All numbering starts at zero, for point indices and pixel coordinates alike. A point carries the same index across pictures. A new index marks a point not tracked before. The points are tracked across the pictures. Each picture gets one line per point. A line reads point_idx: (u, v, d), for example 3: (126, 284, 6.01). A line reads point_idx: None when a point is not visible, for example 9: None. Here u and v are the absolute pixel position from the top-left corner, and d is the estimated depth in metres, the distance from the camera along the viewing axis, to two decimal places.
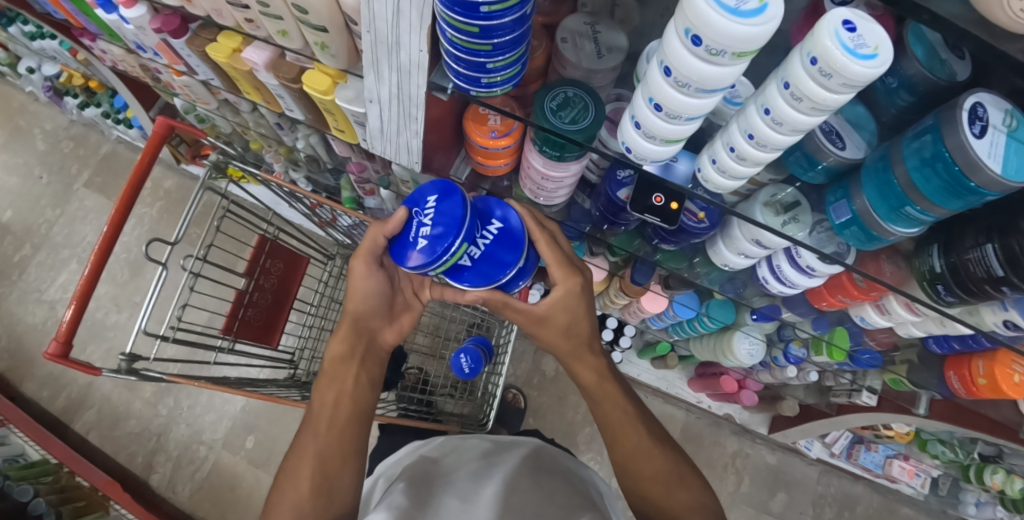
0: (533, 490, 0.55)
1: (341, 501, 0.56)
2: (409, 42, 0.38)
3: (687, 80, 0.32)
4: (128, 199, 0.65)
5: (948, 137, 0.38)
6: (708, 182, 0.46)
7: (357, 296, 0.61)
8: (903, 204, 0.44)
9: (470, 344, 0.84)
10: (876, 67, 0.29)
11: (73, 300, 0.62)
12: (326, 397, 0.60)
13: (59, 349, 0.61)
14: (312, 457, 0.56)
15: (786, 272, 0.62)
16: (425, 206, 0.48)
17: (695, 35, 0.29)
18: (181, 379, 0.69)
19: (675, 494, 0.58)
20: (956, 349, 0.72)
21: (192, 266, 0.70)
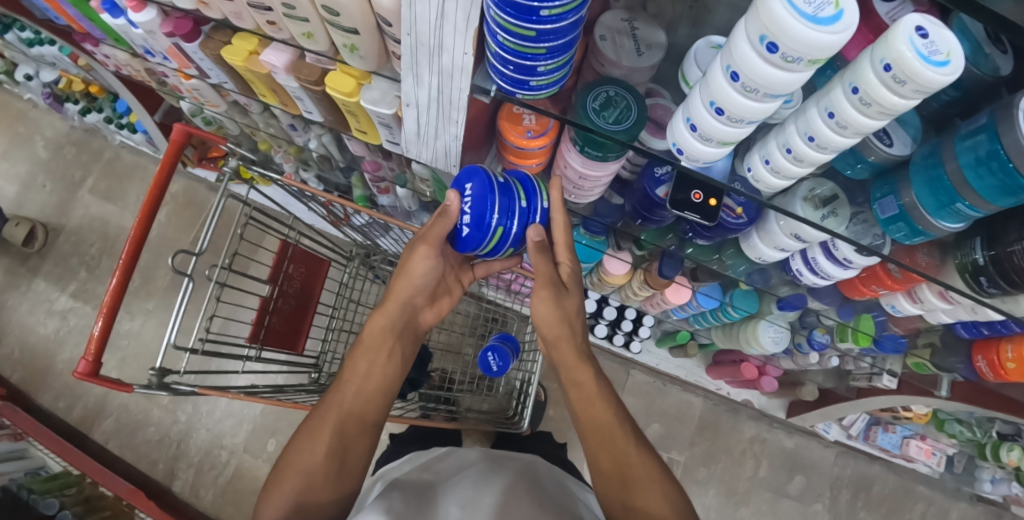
0: (532, 501, 0.53)
1: (353, 476, 0.53)
2: (452, 44, 0.37)
3: (755, 85, 0.33)
4: (149, 211, 0.64)
5: (1005, 135, 0.37)
6: (759, 181, 0.46)
7: (408, 279, 0.62)
8: (954, 201, 0.43)
9: (496, 342, 0.84)
10: (951, 75, 0.29)
11: (100, 315, 0.61)
12: (358, 367, 0.59)
13: (89, 367, 0.60)
14: (334, 422, 0.54)
15: (821, 264, 0.61)
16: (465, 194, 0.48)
17: (771, 42, 0.29)
18: (212, 390, 0.68)
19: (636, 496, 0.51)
20: (984, 334, 0.72)
21: (218, 276, 0.69)
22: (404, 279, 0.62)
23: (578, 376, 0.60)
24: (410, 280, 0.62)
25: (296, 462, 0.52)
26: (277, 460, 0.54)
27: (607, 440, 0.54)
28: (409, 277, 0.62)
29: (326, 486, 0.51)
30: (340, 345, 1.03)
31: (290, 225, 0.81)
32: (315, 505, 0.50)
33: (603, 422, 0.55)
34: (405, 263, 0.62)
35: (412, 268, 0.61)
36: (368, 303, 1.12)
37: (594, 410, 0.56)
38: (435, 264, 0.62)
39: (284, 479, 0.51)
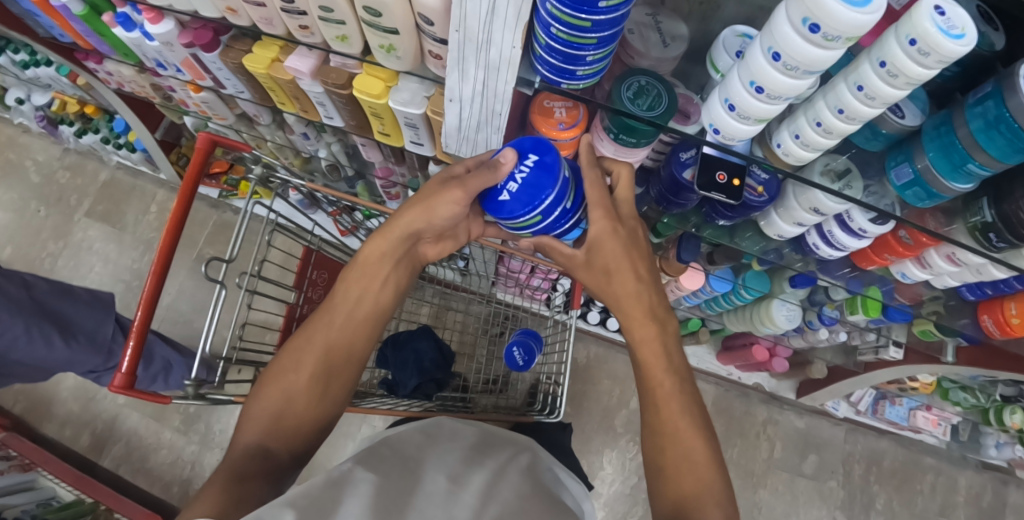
0: (523, 482, 0.45)
1: (332, 405, 0.54)
2: (502, 38, 0.38)
3: (796, 64, 0.35)
4: (178, 222, 0.64)
5: (1010, 100, 0.40)
6: (788, 155, 0.48)
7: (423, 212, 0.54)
8: (965, 163, 0.46)
9: (519, 336, 0.85)
10: (969, 45, 0.31)
11: (134, 329, 0.61)
12: (350, 293, 0.56)
13: (124, 381, 0.59)
14: (319, 347, 0.54)
15: (836, 237, 0.64)
16: (523, 159, 0.45)
17: (814, 23, 0.31)
18: (248, 398, 0.68)
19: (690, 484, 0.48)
20: (989, 294, 0.75)
21: (247, 284, 0.70)
22: (419, 213, 0.54)
23: (641, 349, 0.54)
24: (427, 213, 0.53)
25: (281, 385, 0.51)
26: (260, 376, 0.54)
27: (677, 446, 0.49)
28: (426, 210, 0.53)
29: (301, 410, 0.51)
30: None
31: (311, 233, 0.82)
32: (293, 429, 0.50)
33: (668, 418, 0.51)
34: (420, 194, 0.54)
35: (429, 205, 0.53)
36: None
37: (664, 405, 0.51)
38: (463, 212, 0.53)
39: (265, 398, 0.51)
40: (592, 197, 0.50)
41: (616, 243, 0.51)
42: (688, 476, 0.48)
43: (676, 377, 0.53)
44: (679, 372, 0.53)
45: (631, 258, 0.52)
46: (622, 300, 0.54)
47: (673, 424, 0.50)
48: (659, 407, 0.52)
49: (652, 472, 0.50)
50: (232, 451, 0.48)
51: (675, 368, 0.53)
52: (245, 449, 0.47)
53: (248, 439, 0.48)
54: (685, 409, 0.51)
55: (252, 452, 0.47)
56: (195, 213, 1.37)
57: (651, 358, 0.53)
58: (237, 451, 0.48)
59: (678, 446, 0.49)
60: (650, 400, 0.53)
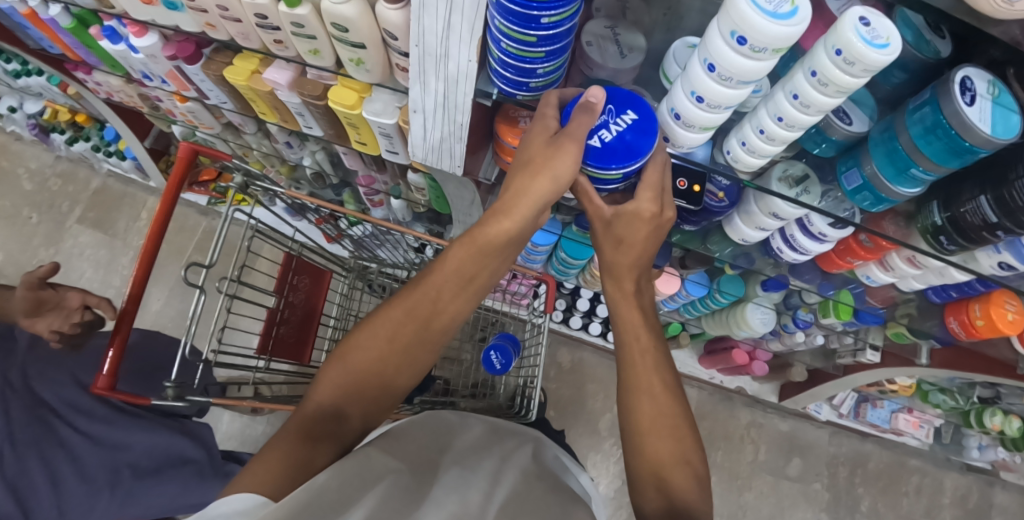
0: (533, 474, 0.46)
1: (404, 388, 0.51)
2: (458, 52, 0.40)
3: (729, 74, 0.37)
4: (158, 230, 0.66)
5: (945, 107, 0.42)
6: (737, 162, 0.50)
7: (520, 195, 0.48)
8: (909, 166, 0.48)
9: (498, 340, 0.87)
10: (891, 54, 0.33)
11: (116, 334, 0.65)
12: (463, 267, 0.50)
13: (108, 382, 0.63)
14: (417, 324, 0.50)
15: (799, 241, 0.66)
16: (621, 116, 0.45)
17: (741, 36, 0.34)
18: (224, 401, 0.71)
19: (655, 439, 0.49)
20: (954, 297, 0.77)
21: (228, 288, 0.72)
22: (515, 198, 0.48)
23: (622, 304, 0.56)
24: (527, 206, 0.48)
25: (363, 352, 0.49)
26: (345, 337, 0.51)
27: (652, 404, 0.51)
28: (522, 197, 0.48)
29: (382, 385, 0.49)
30: None
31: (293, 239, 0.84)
32: (364, 404, 0.48)
33: (643, 375, 0.53)
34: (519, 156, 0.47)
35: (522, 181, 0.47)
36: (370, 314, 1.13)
37: (640, 364, 0.53)
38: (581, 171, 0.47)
39: (353, 359, 0.49)
40: (650, 173, 0.48)
41: (646, 225, 0.51)
42: (663, 436, 0.49)
43: (652, 333, 0.55)
44: (654, 333, 0.56)
45: (651, 235, 0.52)
46: (618, 265, 0.55)
47: (647, 382, 0.52)
48: (636, 365, 0.53)
49: (627, 434, 0.51)
50: (304, 407, 0.46)
51: (651, 323, 0.56)
52: (319, 409, 0.46)
53: (325, 397, 0.47)
54: (658, 367, 0.53)
55: (324, 415, 0.46)
56: (185, 220, 1.39)
57: (632, 318, 0.55)
58: (308, 409, 0.46)
59: (651, 401, 0.51)
60: (627, 358, 0.54)
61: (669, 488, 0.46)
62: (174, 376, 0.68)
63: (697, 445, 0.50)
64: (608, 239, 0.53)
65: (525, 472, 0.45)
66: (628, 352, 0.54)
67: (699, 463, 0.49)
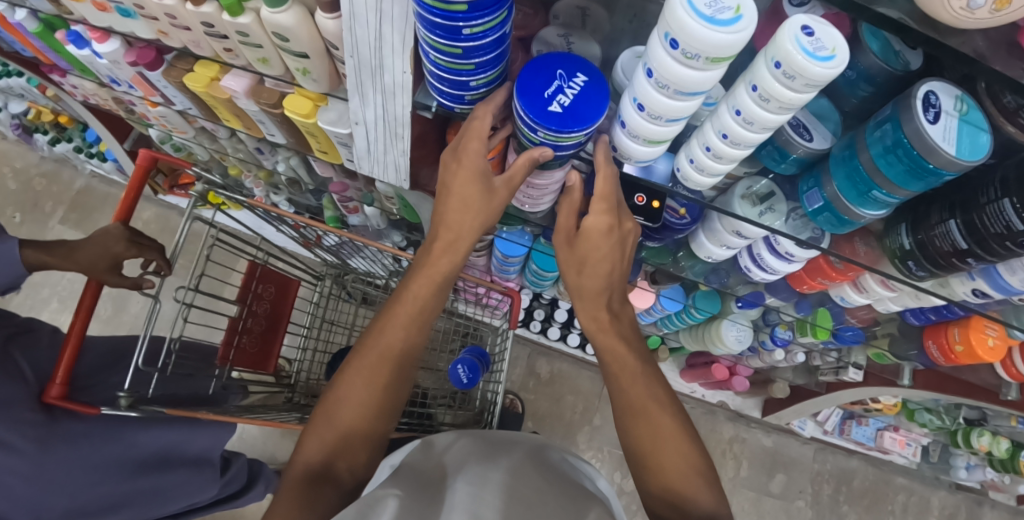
0: (550, 485, 0.42)
1: (389, 419, 0.50)
2: (392, 64, 0.39)
3: (666, 82, 0.32)
4: None
5: (905, 125, 0.37)
6: (687, 180, 0.47)
7: (460, 203, 0.48)
8: (870, 189, 0.42)
9: (466, 354, 0.86)
10: (835, 68, 0.29)
11: (68, 343, 0.61)
12: (423, 298, 0.52)
13: (60, 391, 0.61)
14: (389, 357, 0.50)
15: (766, 260, 0.62)
16: (574, 77, 0.39)
17: (673, 38, 0.29)
18: (181, 411, 0.68)
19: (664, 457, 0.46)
20: (933, 320, 0.73)
21: (184, 297, 0.71)
22: (458, 206, 0.48)
23: (599, 335, 0.52)
24: (484, 203, 0.47)
25: (343, 401, 0.48)
26: (325, 392, 0.50)
27: (649, 421, 0.47)
28: (466, 205, 0.48)
29: (370, 422, 0.49)
30: (316, 364, 1.07)
31: (257, 246, 0.83)
32: (353, 447, 0.48)
33: (638, 394, 0.49)
34: (448, 181, 0.47)
35: (461, 193, 0.47)
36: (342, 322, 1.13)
37: (631, 387, 0.49)
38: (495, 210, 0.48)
39: (334, 404, 0.49)
40: (599, 186, 0.44)
41: (605, 239, 0.48)
42: (668, 450, 0.46)
43: (637, 355, 0.51)
44: (637, 350, 0.52)
45: (612, 253, 0.49)
46: (584, 289, 0.51)
47: (640, 401, 0.48)
48: (626, 388, 0.49)
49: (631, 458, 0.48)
50: (295, 467, 0.46)
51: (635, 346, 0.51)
52: (307, 467, 0.46)
53: (310, 454, 0.46)
54: (649, 387, 0.49)
55: (315, 471, 0.45)
56: (167, 222, 1.39)
57: (611, 343, 0.51)
58: (298, 470, 0.46)
59: (648, 422, 0.47)
60: (619, 382, 0.50)
61: (683, 503, 0.44)
62: (127, 387, 0.66)
63: (705, 456, 0.47)
64: (571, 258, 0.50)
65: (535, 474, 0.43)
66: (618, 377, 0.50)
67: (709, 469, 0.46)
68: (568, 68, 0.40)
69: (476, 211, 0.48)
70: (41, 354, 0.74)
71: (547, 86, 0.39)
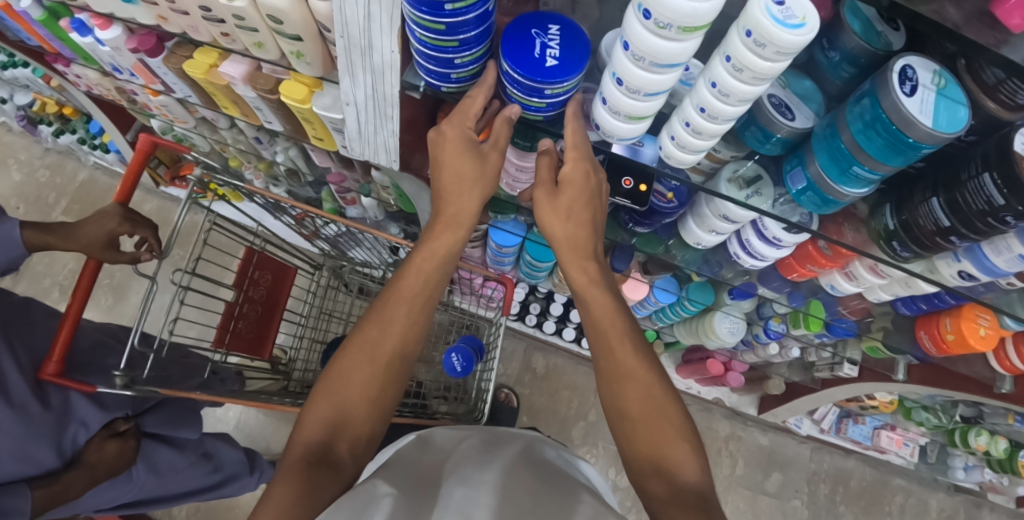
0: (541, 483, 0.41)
1: (388, 410, 0.50)
2: (380, 43, 0.40)
3: (642, 54, 0.33)
4: None
5: (883, 99, 0.38)
6: (670, 158, 0.47)
7: (453, 178, 0.49)
8: (851, 165, 0.43)
9: (461, 343, 0.86)
10: (805, 35, 0.29)
11: (67, 319, 0.61)
12: (426, 283, 0.53)
13: (57, 368, 0.61)
14: (393, 340, 0.51)
15: (755, 246, 0.62)
16: (550, 30, 0.40)
17: (646, 9, 0.30)
18: (176, 392, 0.68)
19: (648, 431, 0.46)
20: (924, 310, 0.72)
21: (181, 281, 0.71)
22: (453, 179, 0.49)
23: (588, 291, 0.53)
24: (479, 170, 0.48)
25: (346, 382, 0.49)
26: (325, 374, 0.50)
27: (636, 385, 0.48)
28: (460, 179, 0.49)
29: (372, 404, 0.49)
30: (314, 354, 1.07)
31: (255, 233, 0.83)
32: (351, 431, 0.47)
33: (627, 356, 0.49)
34: (438, 157, 0.48)
35: (454, 167, 0.48)
36: (339, 312, 1.13)
37: (619, 348, 0.50)
38: (477, 170, 0.48)
39: (335, 384, 0.49)
40: (567, 137, 0.45)
41: (584, 183, 0.48)
42: (655, 418, 0.46)
43: (625, 318, 0.52)
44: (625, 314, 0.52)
45: (590, 203, 0.50)
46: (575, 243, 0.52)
47: (630, 365, 0.49)
48: (614, 351, 0.50)
49: (614, 424, 0.49)
50: (292, 450, 0.45)
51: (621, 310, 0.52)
52: (307, 449, 0.45)
53: (310, 435, 0.46)
54: (637, 352, 0.50)
55: (314, 452, 0.44)
56: (167, 214, 1.40)
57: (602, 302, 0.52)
58: (296, 449, 0.45)
59: (637, 385, 0.48)
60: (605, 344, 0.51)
61: (670, 471, 0.44)
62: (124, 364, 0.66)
63: (692, 426, 0.47)
64: (554, 211, 0.50)
65: (530, 475, 0.42)
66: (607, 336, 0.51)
67: (695, 435, 0.46)
68: (540, 23, 0.41)
69: (471, 182, 0.49)
70: (38, 336, 0.75)
71: (526, 42, 0.40)
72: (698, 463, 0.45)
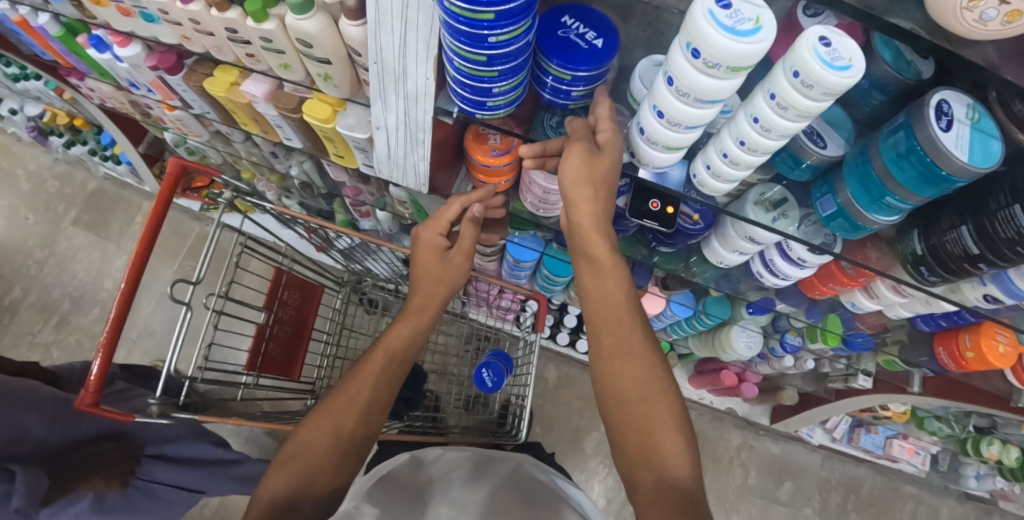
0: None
1: (357, 461, 0.52)
2: (415, 71, 0.40)
3: (687, 90, 0.33)
4: (147, 243, 0.63)
5: (918, 132, 0.38)
6: (703, 185, 0.47)
7: (427, 279, 0.65)
8: (883, 195, 0.43)
9: (491, 358, 0.85)
10: (852, 77, 0.30)
11: (100, 349, 0.60)
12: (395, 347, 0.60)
13: (92, 398, 0.59)
14: (360, 392, 0.55)
15: (778, 265, 0.62)
16: (568, 23, 0.41)
17: (695, 49, 0.30)
18: (210, 418, 0.69)
19: (640, 415, 0.45)
20: (943, 326, 0.72)
21: (215, 305, 0.72)
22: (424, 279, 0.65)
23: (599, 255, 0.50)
24: (441, 274, 0.65)
25: (314, 435, 0.51)
26: (293, 432, 0.53)
27: (630, 366, 0.47)
28: (433, 279, 0.65)
29: (341, 455, 0.51)
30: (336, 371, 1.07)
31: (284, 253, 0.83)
32: (315, 491, 0.48)
33: (624, 337, 0.48)
34: (417, 263, 0.66)
35: (426, 270, 0.65)
36: (359, 328, 1.14)
37: (610, 331, 0.49)
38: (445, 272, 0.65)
39: (305, 438, 0.51)
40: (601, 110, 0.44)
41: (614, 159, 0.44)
42: (642, 406, 0.46)
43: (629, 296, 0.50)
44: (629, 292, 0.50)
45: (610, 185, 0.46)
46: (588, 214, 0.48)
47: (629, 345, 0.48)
48: (610, 331, 0.49)
49: (603, 409, 0.48)
50: (257, 504, 0.46)
51: (627, 287, 0.50)
52: (273, 501, 0.46)
53: (277, 489, 0.47)
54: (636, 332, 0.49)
55: (280, 506, 0.46)
56: (178, 225, 1.40)
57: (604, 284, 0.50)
58: (261, 505, 0.46)
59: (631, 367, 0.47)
60: (598, 325, 0.50)
61: (658, 462, 0.43)
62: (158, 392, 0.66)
63: (683, 415, 0.46)
64: (587, 174, 0.44)
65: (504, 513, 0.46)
66: (596, 321, 0.50)
67: (686, 426, 0.46)
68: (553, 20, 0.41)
69: (438, 280, 0.65)
70: None
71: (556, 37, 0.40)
72: (688, 450, 0.44)
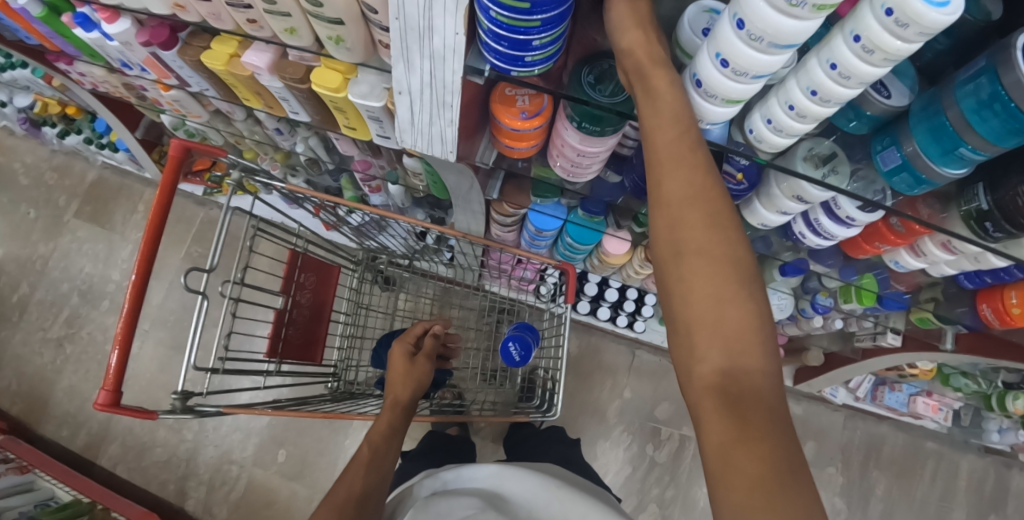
0: None
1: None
2: (443, 25, 0.36)
3: (761, 33, 0.30)
4: (155, 232, 0.60)
5: (1005, 76, 0.34)
6: (761, 142, 0.44)
7: (397, 374, 0.78)
8: (957, 146, 0.39)
9: (515, 332, 0.83)
10: (955, 14, 0.27)
11: (116, 343, 0.57)
12: (387, 423, 0.71)
13: (109, 398, 0.57)
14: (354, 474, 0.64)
15: (824, 226, 0.59)
16: None
17: None
18: (236, 410, 0.67)
19: (697, 272, 0.35)
20: (988, 282, 0.69)
21: (232, 292, 0.68)
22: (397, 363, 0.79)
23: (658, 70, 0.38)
24: (407, 368, 0.79)
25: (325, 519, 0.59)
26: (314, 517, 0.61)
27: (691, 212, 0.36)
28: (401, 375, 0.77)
29: None
30: (358, 352, 1.05)
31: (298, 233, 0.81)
32: None
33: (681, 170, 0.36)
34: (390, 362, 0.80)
35: (394, 362, 0.79)
36: (376, 306, 1.13)
37: (671, 176, 0.36)
38: (420, 362, 0.80)
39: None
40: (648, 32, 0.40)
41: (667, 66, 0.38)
42: (703, 262, 0.35)
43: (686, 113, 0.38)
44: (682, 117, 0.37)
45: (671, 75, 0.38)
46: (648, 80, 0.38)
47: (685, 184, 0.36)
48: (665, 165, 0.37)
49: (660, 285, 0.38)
50: None
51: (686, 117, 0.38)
52: None
53: None
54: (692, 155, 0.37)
55: None
56: (182, 211, 1.37)
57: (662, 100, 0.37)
58: None
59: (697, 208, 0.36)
60: (654, 169, 0.37)
61: (729, 333, 0.34)
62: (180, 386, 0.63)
63: (754, 269, 0.36)
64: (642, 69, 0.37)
65: None
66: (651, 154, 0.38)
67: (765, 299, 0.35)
68: None
69: (403, 376, 0.77)
70: None
71: None
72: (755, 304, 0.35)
